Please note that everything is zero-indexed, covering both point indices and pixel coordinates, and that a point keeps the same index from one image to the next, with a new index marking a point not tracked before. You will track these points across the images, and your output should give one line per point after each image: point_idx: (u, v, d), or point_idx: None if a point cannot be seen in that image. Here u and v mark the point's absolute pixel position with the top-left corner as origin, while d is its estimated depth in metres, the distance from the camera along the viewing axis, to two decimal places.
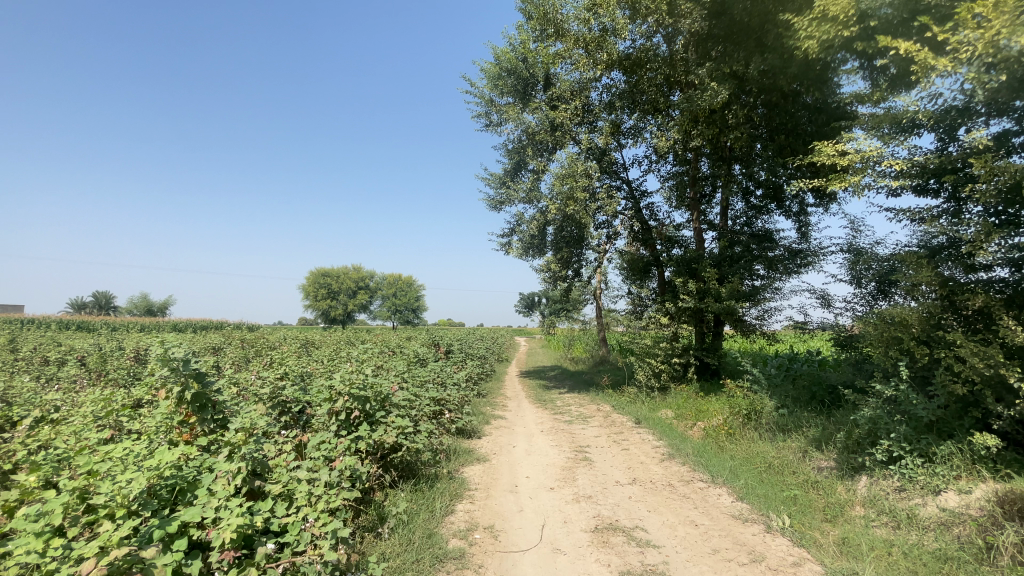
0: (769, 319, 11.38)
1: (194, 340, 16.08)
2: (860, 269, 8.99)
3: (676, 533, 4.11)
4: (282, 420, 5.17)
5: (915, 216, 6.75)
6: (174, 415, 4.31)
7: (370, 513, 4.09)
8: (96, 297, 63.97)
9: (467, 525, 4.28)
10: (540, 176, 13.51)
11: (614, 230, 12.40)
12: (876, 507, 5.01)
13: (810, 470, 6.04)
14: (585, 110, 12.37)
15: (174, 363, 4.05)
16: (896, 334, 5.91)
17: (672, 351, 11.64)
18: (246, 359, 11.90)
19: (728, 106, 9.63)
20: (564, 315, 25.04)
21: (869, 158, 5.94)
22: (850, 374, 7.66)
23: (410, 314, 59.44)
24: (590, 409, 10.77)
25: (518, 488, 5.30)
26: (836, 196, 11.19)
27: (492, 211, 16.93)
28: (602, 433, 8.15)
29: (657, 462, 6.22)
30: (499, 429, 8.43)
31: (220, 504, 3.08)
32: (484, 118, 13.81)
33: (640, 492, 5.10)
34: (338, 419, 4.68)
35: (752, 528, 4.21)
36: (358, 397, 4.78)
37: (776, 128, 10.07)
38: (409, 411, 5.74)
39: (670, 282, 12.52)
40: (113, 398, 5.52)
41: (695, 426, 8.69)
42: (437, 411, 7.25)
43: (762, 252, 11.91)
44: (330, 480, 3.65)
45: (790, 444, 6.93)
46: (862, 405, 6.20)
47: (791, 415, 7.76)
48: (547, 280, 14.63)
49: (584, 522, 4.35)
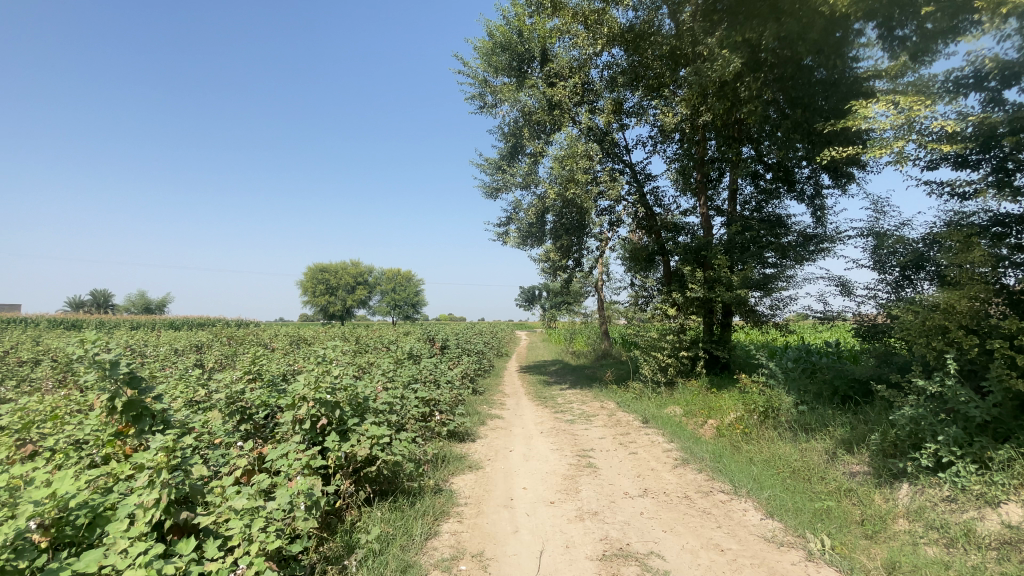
0: (782, 309, 10.72)
1: (181, 338, 15.40)
2: (884, 253, 8.31)
3: (699, 562, 3.46)
4: (242, 428, 4.52)
5: (957, 191, 6.09)
6: (107, 427, 3.70)
7: (336, 541, 3.46)
8: (93, 296, 63.51)
9: (451, 553, 3.63)
10: (538, 159, 12.78)
11: (617, 217, 11.70)
12: (925, 520, 4.39)
13: (840, 476, 5.41)
14: (585, 88, 11.67)
15: (100, 365, 3.42)
16: (940, 323, 5.21)
17: (680, 344, 10.98)
18: (230, 356, 11.27)
19: (740, 79, 8.70)
20: (563, 308, 24.34)
21: (913, 123, 5.26)
22: (878, 367, 7.00)
23: (410, 309, 58.80)
24: (594, 407, 10.14)
25: (514, 502, 4.65)
26: (853, 176, 10.53)
27: (488, 199, 16.24)
28: (607, 434, 7.50)
29: (670, 469, 5.58)
30: (494, 430, 7.79)
31: (127, 548, 2.42)
32: (478, 99, 13.08)
33: (652, 506, 4.45)
34: (302, 428, 4.03)
35: (790, 556, 3.54)
36: (326, 402, 4.10)
37: (794, 101, 9.22)
38: (390, 417, 5.07)
39: (677, 270, 11.86)
40: (55, 403, 4.88)
41: (707, 424, 8.05)
42: (426, 413, 6.61)
43: (774, 239, 11.24)
44: (279, 508, 2.99)
45: (814, 445, 6.29)
46: (899, 402, 5.53)
47: (814, 413, 7.12)
48: (547, 270, 14.06)
49: (590, 547, 3.70)
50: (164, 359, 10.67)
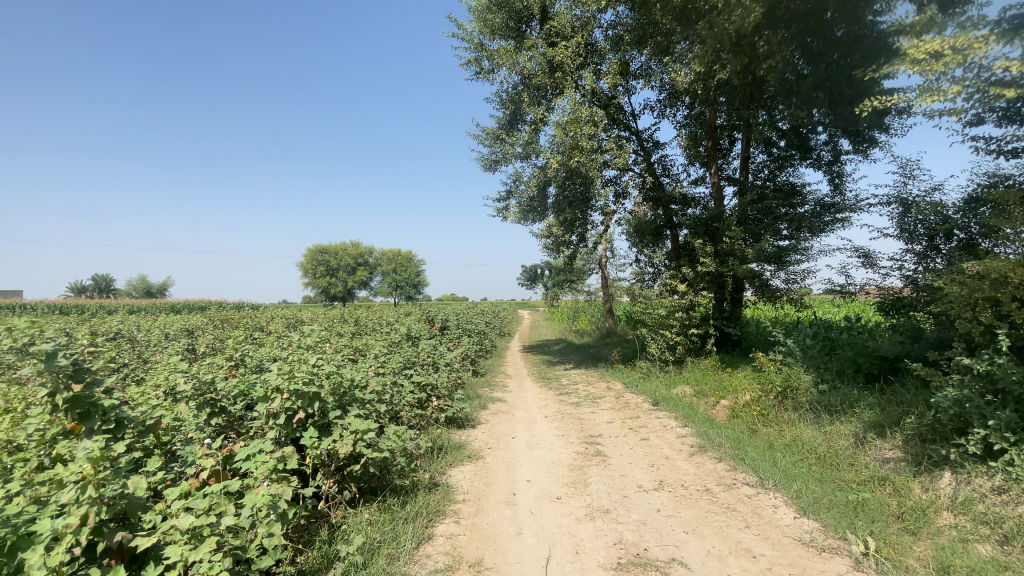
0: (798, 283, 10.20)
1: (175, 322, 14.96)
2: (911, 220, 7.75)
3: (729, 571, 3.02)
4: (212, 423, 4.05)
5: (1006, 147, 5.54)
6: (51, 426, 3.24)
7: (313, 553, 3.04)
8: (94, 281, 63.14)
9: (446, 563, 3.20)
10: (540, 128, 12.10)
11: (623, 189, 11.09)
12: (972, 514, 3.97)
13: (872, 464, 4.98)
14: (588, 50, 11.11)
15: (33, 356, 2.93)
16: (991, 294, 4.67)
17: (690, 322, 10.48)
18: (220, 339, 10.80)
19: (758, 32, 7.82)
20: (565, 286, 23.84)
21: (970, 64, 4.72)
22: (907, 344, 6.49)
23: (412, 290, 58.11)
24: (600, 389, 9.71)
25: (517, 498, 4.21)
26: (875, 140, 9.88)
27: (486, 172, 15.56)
28: (615, 418, 7.05)
29: (686, 457, 5.14)
30: (496, 415, 7.36)
31: None
32: (474, 64, 12.28)
33: (671, 502, 4.01)
34: (275, 424, 3.55)
35: (834, 565, 3.09)
36: (303, 394, 3.60)
37: (814, 58, 8.35)
38: (379, 407, 4.59)
39: (686, 244, 11.27)
40: (9, 396, 4.42)
41: (719, 405, 7.59)
42: (422, 399, 6.16)
43: (788, 209, 10.65)
44: (238, 525, 2.53)
45: (839, 428, 5.85)
46: (938, 383, 5.04)
47: (836, 393, 6.67)
48: (549, 247, 13.45)
49: (603, 554, 3.27)
50: (153, 344, 10.28)
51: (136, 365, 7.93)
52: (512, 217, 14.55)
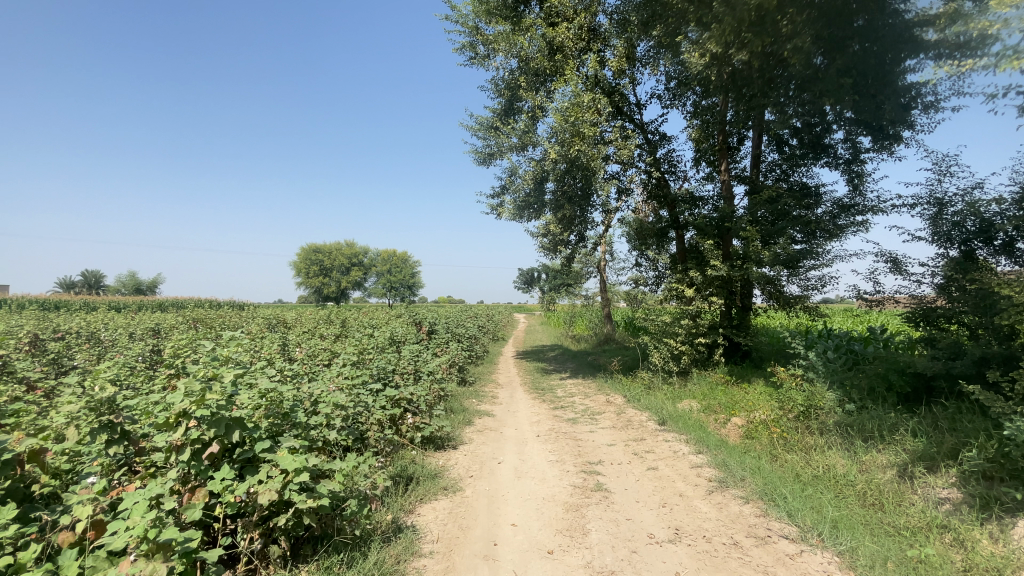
0: (814, 290, 9.40)
1: (150, 321, 14.02)
2: (947, 220, 6.98)
3: None
4: (114, 453, 3.11)
5: None
6: None
7: None
8: (85, 276, 62.39)
9: None
10: (538, 116, 11.30)
11: (626, 184, 10.30)
12: None
13: (928, 506, 4.16)
14: (591, 35, 10.41)
15: None
16: None
17: (696, 330, 9.66)
18: (184, 339, 9.88)
19: (781, 9, 6.89)
20: (562, 289, 23.00)
21: None
22: (948, 361, 5.70)
23: (406, 291, 56.85)
24: (599, 402, 8.87)
25: (498, 553, 3.34)
26: (900, 137, 9.16)
27: (480, 166, 14.72)
28: (616, 439, 6.22)
29: (704, 496, 4.30)
30: (481, 432, 6.53)
31: None
32: (468, 50, 11.46)
33: (692, 563, 3.17)
34: (178, 461, 2.69)
35: None
36: (217, 421, 2.73)
37: (834, 47, 7.62)
38: (328, 433, 3.72)
39: (693, 246, 10.46)
40: None
41: (731, 423, 6.78)
42: (394, 416, 5.29)
43: (804, 210, 9.88)
44: None
45: (877, 458, 5.04)
46: (1004, 410, 4.24)
47: (866, 414, 5.89)
48: (546, 246, 12.63)
49: None
50: (111, 345, 9.37)
51: (80, 368, 7.02)
52: (506, 214, 13.72)
